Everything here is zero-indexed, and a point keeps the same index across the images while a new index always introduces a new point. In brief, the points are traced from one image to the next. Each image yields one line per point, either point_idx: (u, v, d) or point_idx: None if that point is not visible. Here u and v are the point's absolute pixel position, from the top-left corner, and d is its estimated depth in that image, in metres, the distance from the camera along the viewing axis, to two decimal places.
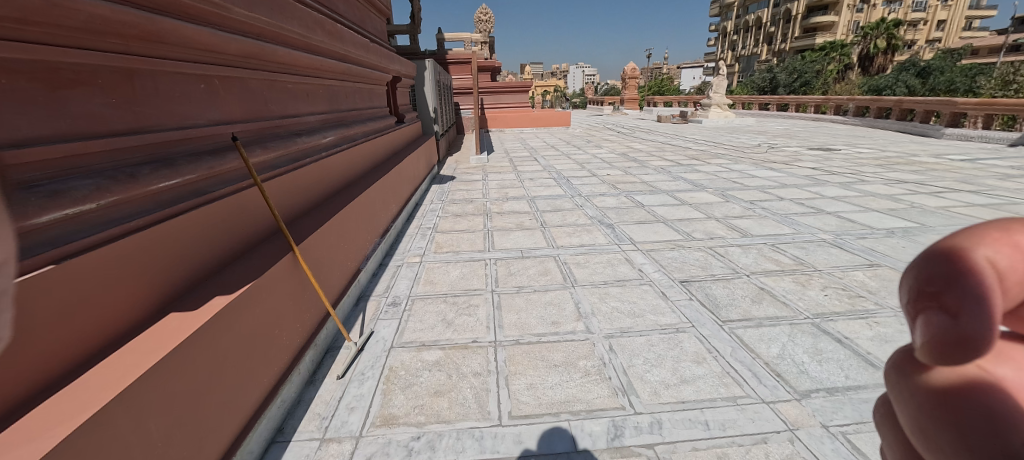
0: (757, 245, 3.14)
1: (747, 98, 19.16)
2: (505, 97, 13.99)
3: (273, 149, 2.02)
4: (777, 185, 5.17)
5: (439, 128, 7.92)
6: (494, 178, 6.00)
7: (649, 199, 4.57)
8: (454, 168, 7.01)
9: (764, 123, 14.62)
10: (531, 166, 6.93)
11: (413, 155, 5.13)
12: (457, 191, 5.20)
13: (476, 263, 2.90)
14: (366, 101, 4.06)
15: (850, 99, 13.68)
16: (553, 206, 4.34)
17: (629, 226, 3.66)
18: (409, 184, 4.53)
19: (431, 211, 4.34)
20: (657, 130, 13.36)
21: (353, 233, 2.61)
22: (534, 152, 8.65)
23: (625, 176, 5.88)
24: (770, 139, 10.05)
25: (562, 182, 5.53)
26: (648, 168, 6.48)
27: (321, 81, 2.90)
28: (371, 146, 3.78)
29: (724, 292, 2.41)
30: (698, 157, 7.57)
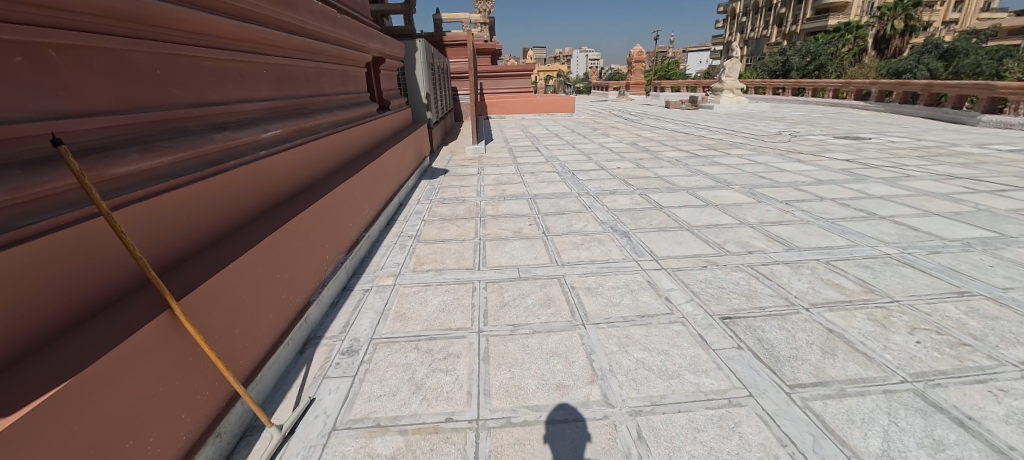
0: (808, 263, 2.55)
1: (761, 82, 18.24)
2: (506, 82, 13.23)
3: (169, 152, 1.43)
4: (812, 181, 4.54)
5: (432, 115, 7.27)
6: (491, 172, 5.40)
7: (667, 199, 3.97)
8: (448, 160, 6.40)
9: (780, 109, 13.80)
10: (532, 158, 6.30)
11: (399, 147, 4.53)
12: (448, 188, 4.61)
13: (462, 289, 2.34)
14: (337, 85, 3.44)
15: (873, 83, 12.81)
16: (557, 208, 3.75)
17: (647, 234, 3.07)
18: (391, 182, 3.95)
19: (415, 214, 3.76)
20: (667, 116, 12.59)
21: (303, 255, 2.05)
22: (535, 141, 8.00)
23: (637, 169, 5.25)
24: (791, 127, 9.33)
25: (566, 177, 4.93)
26: (663, 159, 5.83)
27: (266, 60, 2.29)
28: (341, 138, 3.18)
29: (782, 337, 1.84)
30: (716, 146, 6.90)
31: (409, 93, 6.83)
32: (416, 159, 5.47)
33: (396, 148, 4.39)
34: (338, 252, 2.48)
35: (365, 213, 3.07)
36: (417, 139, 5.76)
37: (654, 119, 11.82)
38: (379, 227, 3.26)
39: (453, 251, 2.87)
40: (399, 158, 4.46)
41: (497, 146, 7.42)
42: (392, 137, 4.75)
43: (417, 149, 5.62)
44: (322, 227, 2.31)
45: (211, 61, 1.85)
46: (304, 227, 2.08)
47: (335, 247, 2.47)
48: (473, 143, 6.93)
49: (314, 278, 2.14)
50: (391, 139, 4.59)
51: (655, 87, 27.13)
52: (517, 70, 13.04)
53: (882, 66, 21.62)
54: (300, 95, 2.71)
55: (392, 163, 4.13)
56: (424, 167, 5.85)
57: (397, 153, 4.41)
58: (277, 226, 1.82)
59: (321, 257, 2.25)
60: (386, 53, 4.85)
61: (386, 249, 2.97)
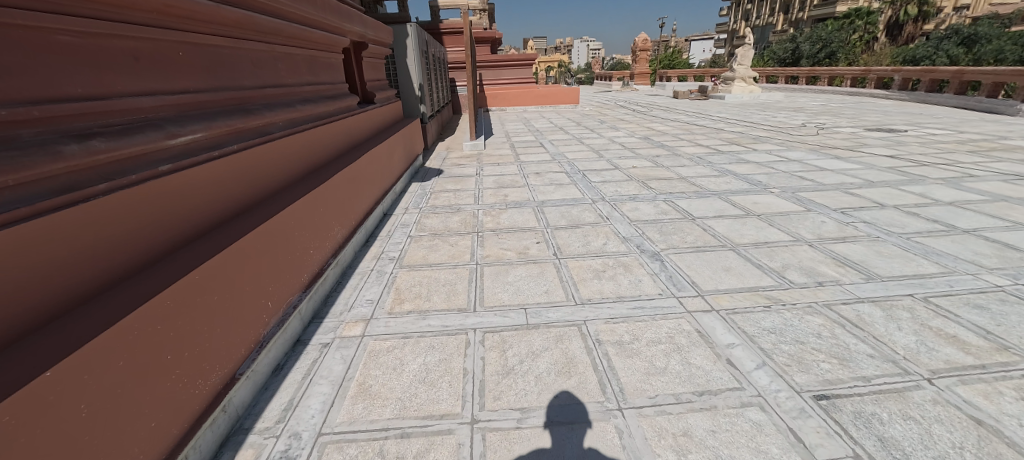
0: (902, 302, 1.97)
1: (773, 70, 17.41)
2: (507, 72, 12.56)
3: None
4: (862, 183, 3.93)
5: (426, 108, 6.64)
6: (490, 173, 4.78)
7: (698, 207, 3.36)
8: (444, 158, 5.79)
9: (796, 99, 13.07)
10: (536, 155, 5.69)
11: (385, 146, 3.92)
12: (442, 193, 4.02)
13: (450, 344, 1.76)
14: (302, 75, 2.83)
15: (896, 70, 12.08)
16: (569, 220, 3.15)
17: (684, 257, 2.48)
18: (373, 189, 3.35)
19: (400, 227, 3.17)
20: (677, 107, 11.89)
21: (229, 308, 1.46)
22: (539, 136, 7.38)
23: (656, 169, 4.64)
24: (813, 118, 8.68)
25: (576, 178, 4.33)
26: (682, 157, 5.20)
27: (187, 38, 1.70)
28: (306, 139, 2.58)
29: (914, 436, 1.26)
30: (738, 141, 6.28)
31: (400, 85, 6.20)
32: (407, 158, 4.85)
33: (382, 147, 3.78)
34: (291, 290, 1.89)
35: (335, 232, 2.48)
36: (408, 136, 5.13)
37: (664, 110, 11.13)
38: (353, 247, 2.66)
39: (442, 281, 2.29)
40: (385, 160, 3.85)
41: (498, 142, 6.80)
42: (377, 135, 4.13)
43: (408, 147, 5.01)
44: (266, 261, 1.72)
45: (82, 36, 1.26)
46: (233, 267, 1.49)
47: (288, 284, 1.88)
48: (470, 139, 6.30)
49: (248, 336, 1.56)
50: (375, 138, 3.98)
51: (660, 77, 26.25)
52: (518, 59, 12.32)
53: (898, 53, 20.72)
54: (245, 88, 2.11)
55: (376, 166, 3.52)
56: (416, 168, 5.24)
57: (383, 154, 3.80)
58: (181, 275, 1.24)
59: (263, 302, 1.67)
60: (369, 38, 4.21)
61: (359, 278, 2.38)
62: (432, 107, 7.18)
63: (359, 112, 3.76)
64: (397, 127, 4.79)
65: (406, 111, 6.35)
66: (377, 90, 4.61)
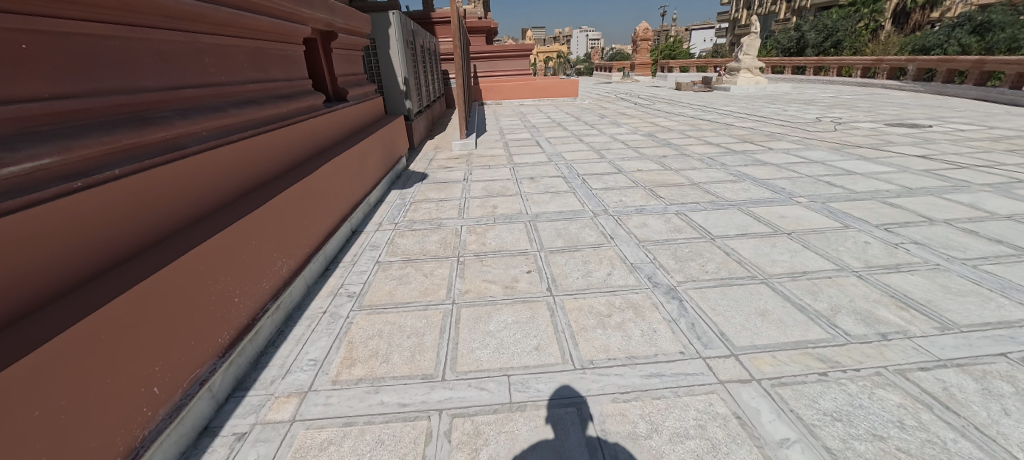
0: (997, 368, 1.51)
1: (778, 60, 16.79)
2: (503, 64, 12.01)
3: None
4: (899, 190, 3.46)
5: (413, 104, 6.13)
6: (480, 178, 4.30)
7: (717, 222, 2.89)
8: (431, 159, 5.30)
9: (805, 90, 12.52)
10: (531, 156, 5.21)
11: (357, 151, 3.43)
12: (423, 204, 3.55)
13: (405, 437, 1.31)
14: (243, 72, 2.35)
15: (910, 60, 11.53)
16: (566, 240, 2.69)
17: (707, 294, 2.02)
18: (339, 203, 2.87)
19: (368, 250, 2.69)
20: (681, 100, 11.35)
21: (75, 417, 1.01)
22: (536, 133, 6.88)
23: (664, 173, 4.16)
24: (826, 112, 8.17)
25: (575, 185, 3.86)
26: (692, 158, 4.72)
27: (39, 25, 1.21)
28: (242, 151, 2.10)
29: None
30: (750, 138, 5.81)
31: (383, 79, 5.68)
32: (387, 162, 4.36)
33: (353, 153, 3.29)
34: (199, 360, 1.44)
35: (278, 267, 2.01)
36: (389, 137, 4.63)
37: (667, 103, 10.59)
38: (305, 281, 2.20)
39: (406, 331, 1.83)
40: (357, 167, 3.36)
41: (491, 140, 6.30)
42: (348, 139, 3.64)
43: (389, 150, 4.51)
44: (154, 330, 1.26)
45: None
46: (84, 358, 1.03)
47: (194, 353, 1.42)
48: (460, 138, 5.80)
49: (114, 447, 1.10)
50: (345, 142, 3.49)
51: (662, 67, 25.56)
52: (514, 50, 11.73)
53: (907, 42, 20.07)
54: (147, 91, 1.64)
55: (344, 175, 3.04)
56: (398, 171, 4.74)
57: (354, 160, 3.31)
58: None
59: (144, 391, 1.21)
60: (339, 26, 3.71)
61: (306, 325, 1.92)
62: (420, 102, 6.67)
63: (324, 113, 3.26)
64: (375, 127, 4.28)
65: (391, 108, 5.84)
66: (351, 86, 4.11)
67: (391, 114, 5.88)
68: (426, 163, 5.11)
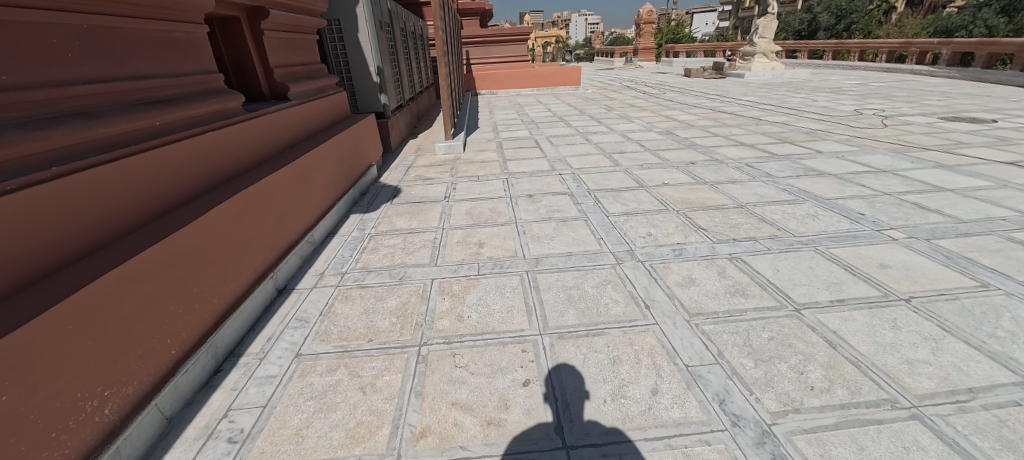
0: None
1: (793, 44, 15.72)
2: (498, 49, 11.00)
3: None
4: (1019, 218, 2.60)
5: (391, 98, 5.18)
6: (465, 195, 3.41)
7: (794, 276, 2.04)
8: (408, 166, 4.38)
9: (826, 77, 11.52)
10: (530, 161, 4.31)
11: (298, 170, 2.53)
12: (386, 239, 2.66)
13: None
14: (69, 67, 1.46)
15: (944, 43, 10.51)
16: (581, 311, 1.84)
17: (831, 450, 1.17)
18: (256, 253, 1.99)
19: (288, 330, 1.82)
20: (694, 88, 10.38)
21: None
22: (536, 130, 5.95)
23: (698, 190, 3.28)
24: (863, 103, 7.23)
25: (586, 208, 2.99)
26: (728, 167, 3.83)
27: None
28: (45, 202, 1.20)
29: None
30: (788, 137, 4.91)
31: (352, 69, 4.75)
32: (351, 174, 3.45)
33: (288, 173, 2.40)
34: None
35: (93, 410, 1.16)
36: (356, 142, 3.71)
37: (679, 92, 9.61)
38: (158, 411, 1.35)
39: None
40: (296, 192, 2.47)
41: (482, 140, 5.37)
42: (288, 153, 2.74)
43: (354, 159, 3.59)
44: None
45: None
46: None
47: None
48: (445, 139, 4.88)
49: None
50: (281, 158, 2.59)
51: (667, 52, 24.36)
52: (510, 33, 10.66)
53: (928, 24, 18.94)
54: None
55: (269, 210, 2.15)
56: (368, 184, 3.82)
57: (291, 184, 2.42)
58: None
59: None
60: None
61: None
62: (401, 96, 5.73)
63: (245, 121, 2.36)
64: (333, 132, 3.36)
65: (363, 104, 4.92)
66: (296, 79, 3.17)
67: (364, 111, 4.97)
68: (402, 172, 4.20)
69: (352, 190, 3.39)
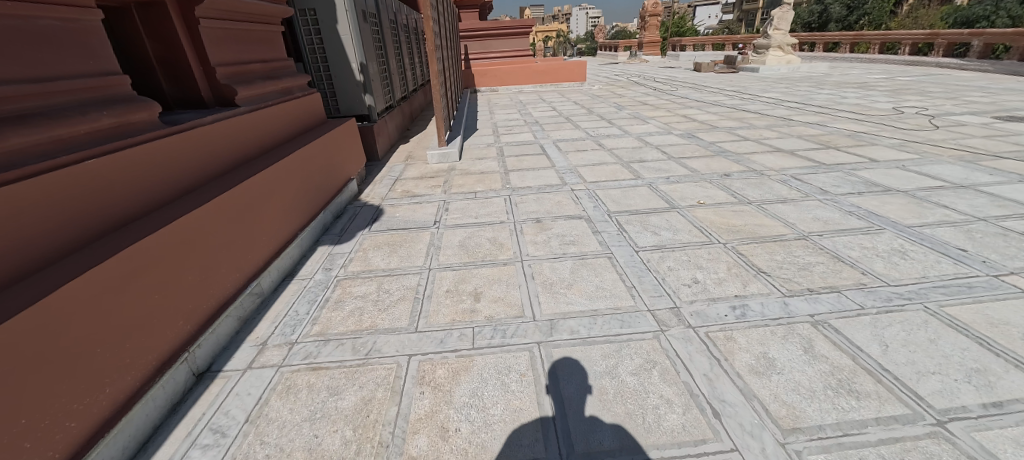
0: None
1: (807, 37, 15.03)
2: (499, 44, 10.37)
3: None
4: None
5: (378, 99, 4.57)
6: (460, 218, 2.83)
7: (913, 359, 1.46)
8: (395, 178, 3.78)
9: (846, 71, 10.85)
10: (536, 172, 3.71)
11: (238, 199, 1.94)
12: (355, 287, 2.07)
13: None
14: None
15: (975, 34, 9.84)
16: (621, 422, 1.26)
17: None
18: (156, 332, 1.41)
19: (192, 453, 1.25)
20: (707, 83, 9.73)
21: None
22: (541, 132, 5.34)
23: (743, 212, 2.68)
24: (898, 99, 6.60)
25: (608, 239, 2.40)
26: (771, 181, 3.23)
27: None
28: None
29: None
30: (829, 141, 4.30)
31: (332, 66, 4.15)
32: (321, 195, 2.84)
33: (219, 207, 1.80)
34: None
35: None
36: (329, 154, 3.11)
37: (692, 88, 8.98)
38: None
39: None
40: (231, 231, 1.87)
41: (481, 146, 4.77)
42: (231, 174, 2.13)
43: (327, 175, 2.99)
44: None
45: None
46: None
47: None
48: (438, 146, 4.28)
49: None
50: (218, 184, 1.99)
51: (672, 45, 23.63)
52: (510, 26, 10.00)
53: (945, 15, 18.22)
54: None
55: (183, 265, 1.56)
56: (345, 204, 3.23)
57: (224, 221, 1.82)
58: None
59: None
60: None
61: None
62: (390, 96, 5.12)
63: (163, 136, 1.75)
64: (298, 143, 2.76)
65: (345, 107, 4.33)
66: (249, 80, 2.58)
67: (347, 114, 4.38)
68: (387, 186, 3.60)
69: (322, 214, 2.80)
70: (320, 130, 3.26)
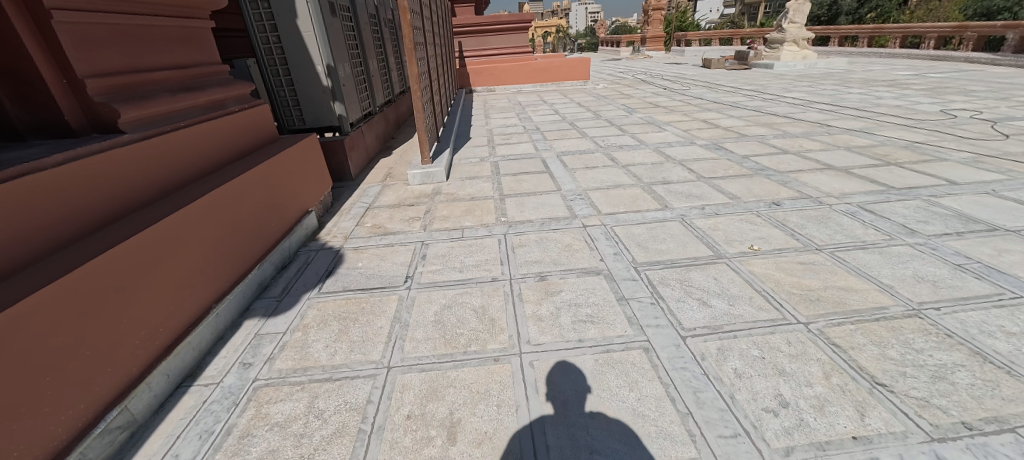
0: None
1: (822, 30, 14.26)
2: (496, 40, 9.64)
3: None
4: None
5: (352, 107, 3.89)
6: (439, 272, 2.16)
7: None
8: (367, 206, 3.10)
9: (869, 68, 10.12)
10: (538, 199, 3.02)
11: (81, 289, 1.21)
12: (275, 405, 1.41)
13: None
14: None
15: (1011, 26, 9.09)
16: None
17: None
18: None
19: None
20: (720, 81, 9.00)
21: None
22: (543, 142, 4.65)
23: (815, 266, 2.01)
24: (942, 100, 5.90)
25: (639, 312, 1.74)
26: (836, 213, 2.56)
27: None
28: None
29: None
30: (887, 155, 3.62)
31: (292, 69, 3.48)
32: (255, 245, 2.13)
33: (33, 314, 1.06)
34: None
35: None
36: (271, 186, 2.39)
37: (706, 87, 8.25)
38: None
39: None
40: (62, 346, 1.14)
41: (472, 161, 4.09)
42: (96, 236, 1.41)
43: (265, 215, 2.27)
44: None
45: None
46: None
47: None
48: (422, 164, 3.60)
49: None
50: (60, 258, 1.27)
51: (677, 40, 22.78)
52: (507, 21, 9.25)
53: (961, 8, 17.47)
54: None
55: None
56: (294, 248, 2.53)
57: (41, 336, 1.09)
58: None
59: None
60: None
61: None
62: (369, 102, 4.45)
63: None
64: (220, 178, 2.03)
65: (310, 118, 3.65)
66: (151, 95, 1.91)
67: (313, 126, 3.71)
68: (354, 218, 2.92)
69: (254, 271, 2.08)
70: (261, 155, 2.54)
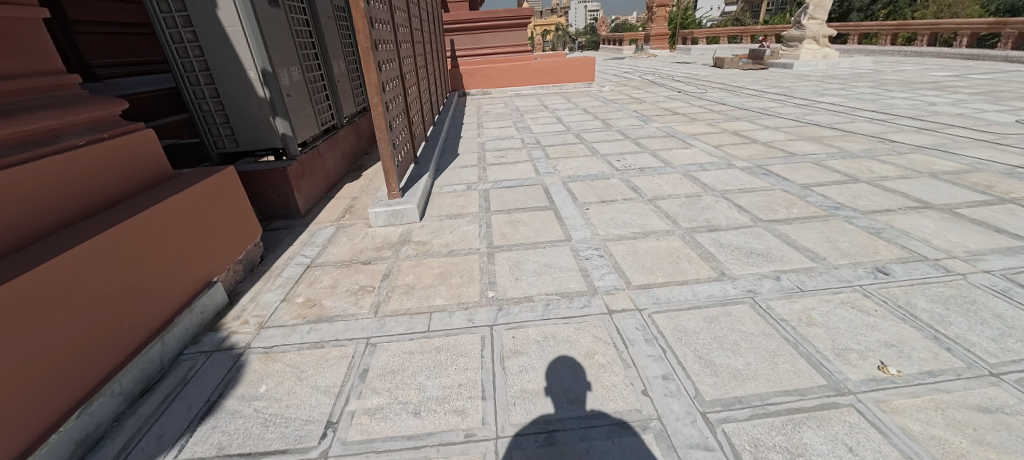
0: None
1: (840, 27, 13.42)
2: (491, 39, 8.79)
3: None
4: None
5: (302, 123, 3.06)
6: (382, 413, 1.32)
7: None
8: (306, 266, 2.27)
9: (899, 68, 9.26)
10: (539, 256, 2.19)
11: None
12: None
13: None
14: None
15: None
16: None
17: None
18: None
19: None
20: (739, 83, 8.14)
21: None
22: (546, 162, 3.81)
23: (1013, 420, 1.19)
24: (1011, 107, 5.05)
25: None
26: (981, 293, 1.73)
27: None
28: None
29: None
30: (994, 186, 2.78)
31: (216, 75, 2.65)
32: (84, 371, 1.30)
33: None
34: None
35: None
36: (132, 258, 1.54)
37: (724, 90, 7.39)
38: None
39: None
40: None
41: (457, 189, 3.25)
42: None
43: (116, 312, 1.43)
44: None
45: None
46: None
47: None
48: (388, 198, 2.77)
49: None
50: None
51: (682, 38, 21.91)
52: (502, 17, 8.40)
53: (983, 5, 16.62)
54: None
55: None
56: (179, 348, 1.69)
57: None
58: None
59: None
60: None
61: None
62: (330, 115, 3.62)
63: None
64: (10, 268, 1.18)
65: (245, 139, 2.83)
66: None
67: (249, 149, 2.88)
68: (283, 286, 2.09)
69: (71, 421, 1.23)
70: (130, 205, 1.69)
